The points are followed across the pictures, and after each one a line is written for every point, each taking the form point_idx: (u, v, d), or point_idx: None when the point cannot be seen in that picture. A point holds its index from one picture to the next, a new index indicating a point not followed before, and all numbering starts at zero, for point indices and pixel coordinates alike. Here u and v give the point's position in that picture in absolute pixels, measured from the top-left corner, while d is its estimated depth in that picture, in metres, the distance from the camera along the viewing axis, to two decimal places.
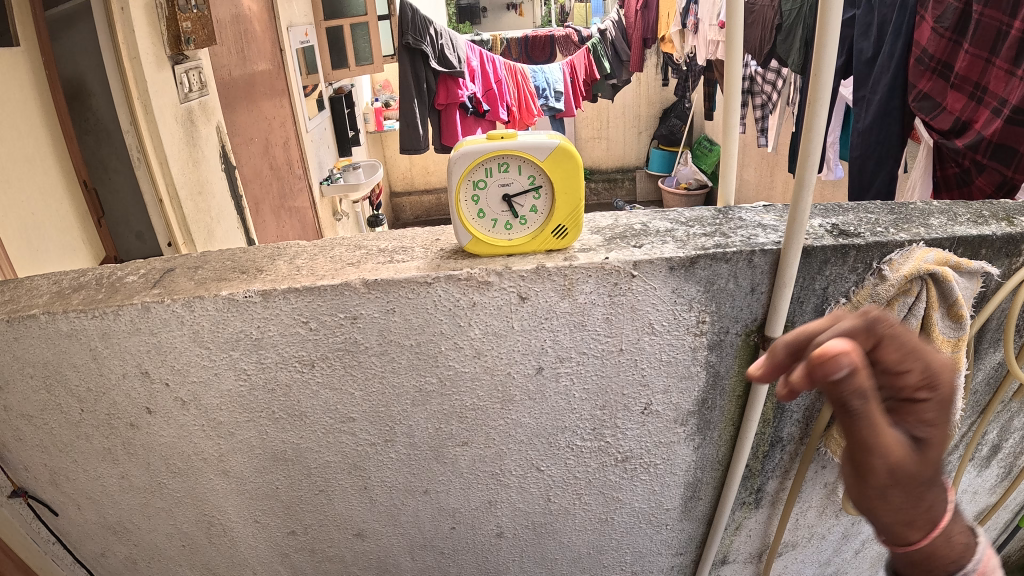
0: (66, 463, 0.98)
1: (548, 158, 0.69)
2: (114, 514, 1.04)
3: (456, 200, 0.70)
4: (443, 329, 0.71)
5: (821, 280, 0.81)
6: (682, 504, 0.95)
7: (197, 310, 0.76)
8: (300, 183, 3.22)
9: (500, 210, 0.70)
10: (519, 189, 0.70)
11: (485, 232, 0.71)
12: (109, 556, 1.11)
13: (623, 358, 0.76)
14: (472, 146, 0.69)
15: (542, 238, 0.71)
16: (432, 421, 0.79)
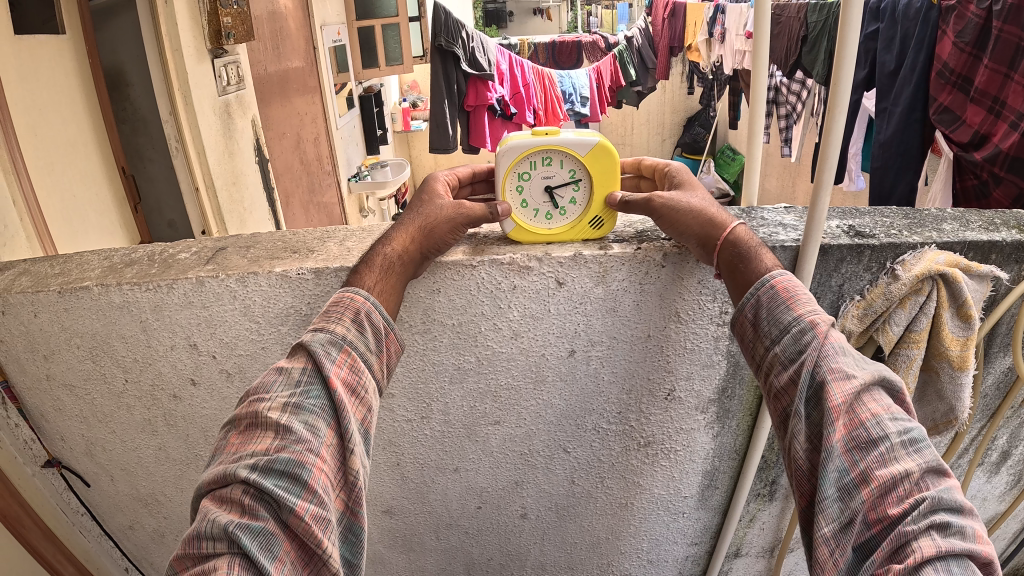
0: (104, 434, 1.04)
1: (589, 154, 0.73)
2: (147, 486, 1.11)
3: (502, 190, 0.75)
4: (483, 310, 0.75)
5: (838, 278, 0.87)
6: (699, 493, 0.98)
7: (250, 286, 0.82)
8: (328, 179, 3.30)
9: (541, 201, 0.75)
10: (560, 181, 0.75)
11: (527, 221, 0.75)
12: (137, 528, 1.19)
13: (651, 345, 0.80)
14: (519, 141, 0.73)
15: (580, 228, 0.75)
16: (467, 399, 0.83)
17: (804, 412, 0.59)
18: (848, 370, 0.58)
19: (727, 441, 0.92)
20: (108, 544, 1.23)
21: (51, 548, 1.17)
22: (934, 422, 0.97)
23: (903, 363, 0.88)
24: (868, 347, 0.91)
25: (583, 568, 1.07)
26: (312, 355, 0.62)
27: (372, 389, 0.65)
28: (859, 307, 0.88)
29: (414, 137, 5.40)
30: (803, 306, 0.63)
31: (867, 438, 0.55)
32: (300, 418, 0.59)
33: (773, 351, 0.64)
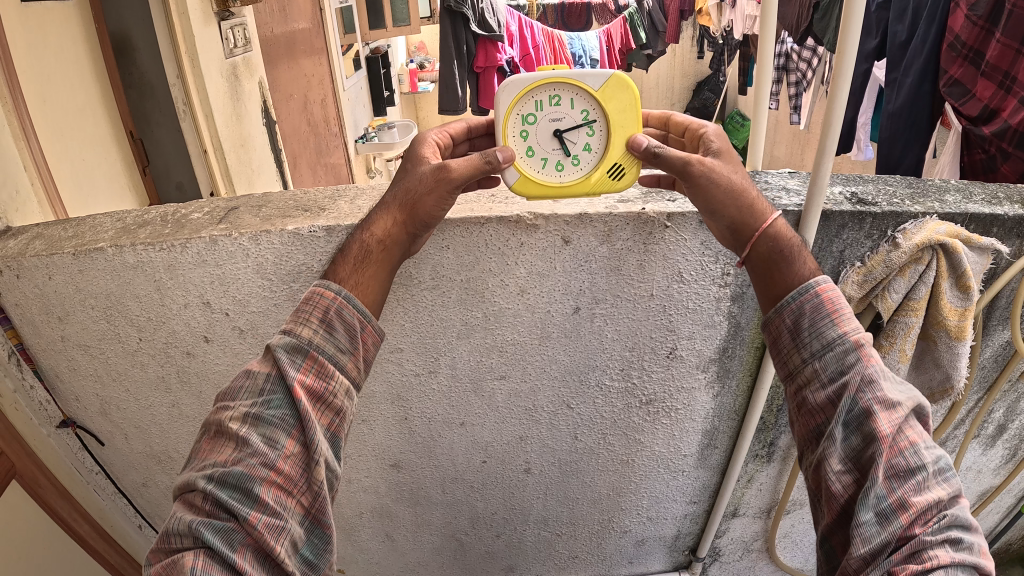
0: (119, 392, 1.07)
1: (602, 88, 0.69)
2: (160, 442, 1.14)
3: (503, 136, 0.70)
4: (491, 268, 0.77)
5: (839, 244, 0.88)
6: (699, 452, 1.01)
7: (263, 244, 0.84)
8: (335, 141, 3.29)
9: (551, 148, 0.71)
10: (571, 124, 0.70)
11: (534, 172, 0.71)
12: (151, 485, 1.23)
13: (653, 304, 0.82)
14: (522, 76, 0.68)
15: (596, 178, 0.71)
16: (475, 355, 0.86)
17: (841, 433, 0.62)
18: (892, 395, 0.62)
19: (727, 400, 0.95)
20: (122, 501, 1.28)
21: (66, 507, 1.20)
22: (930, 390, 1.00)
23: (900, 331, 0.90)
24: (866, 313, 0.93)
25: (584, 522, 1.12)
26: (277, 362, 0.65)
27: (342, 392, 0.66)
28: (860, 274, 0.89)
29: (421, 100, 5.36)
30: (848, 325, 0.66)
31: (906, 466, 0.58)
32: (259, 431, 0.62)
33: (813, 366, 0.67)
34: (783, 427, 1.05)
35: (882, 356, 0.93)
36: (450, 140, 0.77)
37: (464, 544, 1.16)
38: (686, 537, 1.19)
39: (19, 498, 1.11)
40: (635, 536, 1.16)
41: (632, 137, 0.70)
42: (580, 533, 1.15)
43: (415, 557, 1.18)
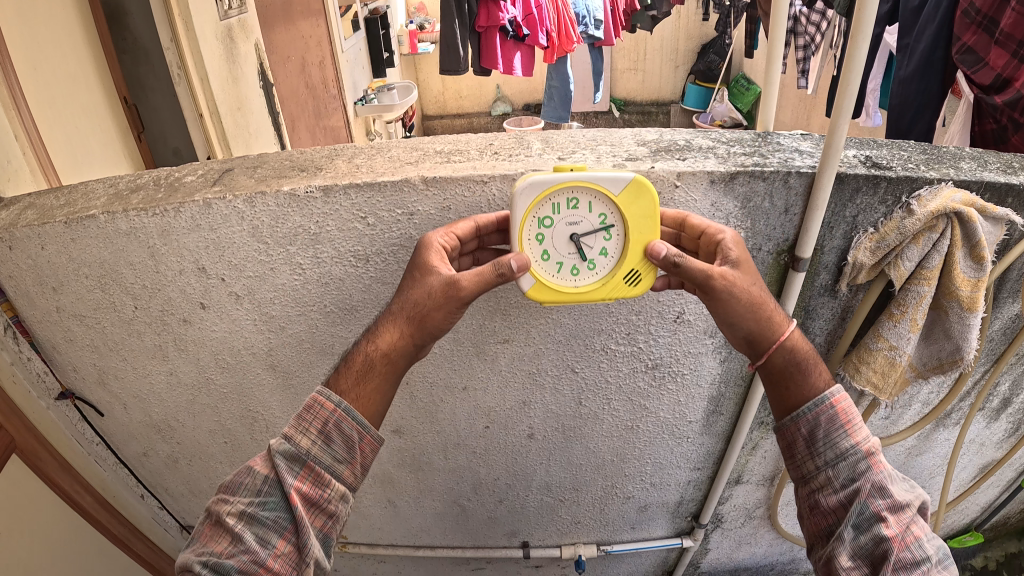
0: (116, 362, 1.05)
1: (623, 194, 0.68)
2: (160, 411, 1.13)
3: (519, 241, 0.69)
4: (494, 228, 0.74)
5: (852, 209, 0.85)
6: (704, 418, 1.00)
7: (258, 206, 0.81)
8: (334, 104, 3.24)
9: (567, 252, 0.70)
10: (588, 229, 0.70)
11: (550, 276, 0.71)
12: (151, 455, 1.24)
13: (661, 266, 0.80)
14: (542, 180, 0.66)
15: (612, 283, 0.72)
16: (478, 318, 0.84)
17: (852, 534, 0.70)
18: (901, 499, 0.70)
19: (734, 366, 0.93)
20: (123, 472, 1.27)
21: (68, 478, 1.17)
22: (940, 361, 0.98)
23: (912, 300, 0.87)
24: (878, 280, 0.90)
25: (588, 488, 1.12)
26: (276, 467, 0.68)
27: (338, 497, 0.70)
28: (872, 241, 0.86)
29: (421, 61, 5.25)
30: (859, 436, 0.75)
31: (912, 560, 0.67)
32: (253, 530, 0.66)
33: (827, 474, 0.75)
34: None
35: (892, 325, 0.91)
36: (457, 243, 0.71)
37: (467, 509, 1.16)
38: (688, 504, 1.20)
39: (20, 473, 1.08)
40: (638, 501, 1.17)
41: (649, 244, 0.69)
42: (583, 499, 1.15)
43: (419, 523, 1.19)
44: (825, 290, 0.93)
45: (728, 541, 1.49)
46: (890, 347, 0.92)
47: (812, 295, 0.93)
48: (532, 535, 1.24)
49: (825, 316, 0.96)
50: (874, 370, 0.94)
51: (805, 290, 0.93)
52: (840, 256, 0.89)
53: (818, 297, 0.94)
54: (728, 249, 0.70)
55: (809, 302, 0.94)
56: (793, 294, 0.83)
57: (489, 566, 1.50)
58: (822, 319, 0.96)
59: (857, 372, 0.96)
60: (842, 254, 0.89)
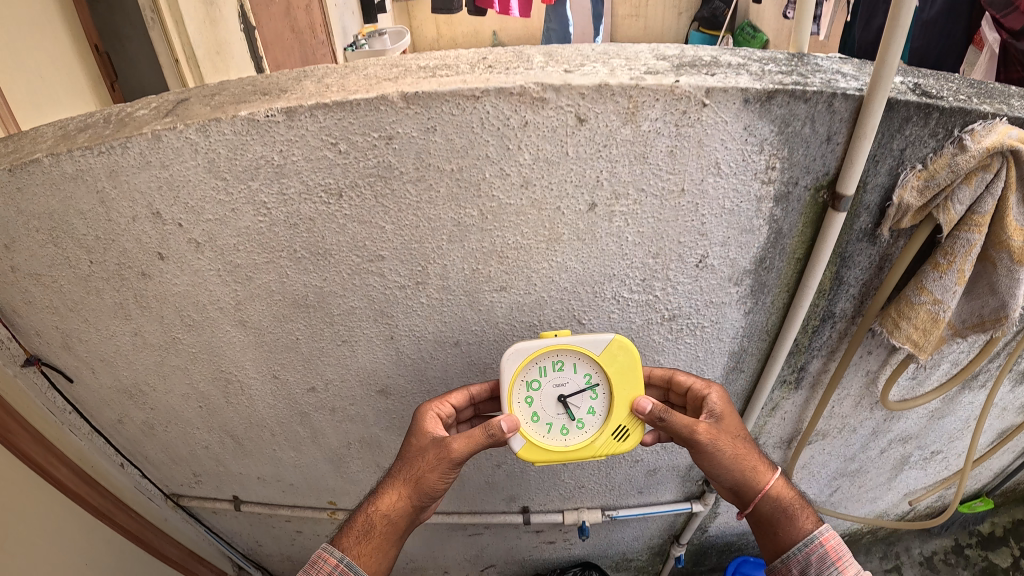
0: (78, 324, 0.94)
1: (603, 352, 0.75)
2: (129, 375, 1.03)
3: (509, 405, 0.75)
4: (488, 153, 0.63)
5: (900, 141, 0.72)
6: (723, 375, 0.94)
7: (213, 135, 0.66)
8: (322, 50, 3.07)
9: (555, 414, 0.77)
10: (574, 389, 0.77)
11: (540, 437, 0.77)
12: (125, 422, 1.16)
13: (684, 201, 0.69)
14: (527, 346, 0.74)
15: (600, 441, 0.78)
16: (468, 261, 0.74)
17: None
18: None
19: (759, 319, 0.85)
20: (99, 441, 1.20)
21: (41, 451, 1.07)
22: (980, 319, 0.89)
23: (961, 249, 0.76)
24: (924, 225, 0.78)
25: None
26: None
27: None
28: (920, 179, 0.74)
29: (414, 6, 4.98)
30: (848, 567, 0.80)
31: None
32: None
33: None
34: (815, 351, 0.97)
35: (937, 276, 0.80)
36: (451, 412, 0.82)
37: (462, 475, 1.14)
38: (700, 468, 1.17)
39: None
40: (646, 466, 1.15)
41: (633, 399, 0.76)
42: (587, 463, 1.11)
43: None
44: (863, 235, 0.81)
45: None
46: (934, 301, 0.81)
47: (848, 241, 0.81)
48: (532, 501, 1.21)
49: (861, 266, 0.84)
50: (915, 325, 0.84)
51: (841, 236, 0.81)
52: (884, 196, 0.77)
53: (856, 243, 0.82)
54: (712, 406, 0.79)
55: (845, 249, 0.82)
56: (831, 238, 0.72)
57: (487, 533, 1.42)
58: (857, 269, 0.85)
59: (896, 329, 0.86)
60: (887, 193, 0.77)
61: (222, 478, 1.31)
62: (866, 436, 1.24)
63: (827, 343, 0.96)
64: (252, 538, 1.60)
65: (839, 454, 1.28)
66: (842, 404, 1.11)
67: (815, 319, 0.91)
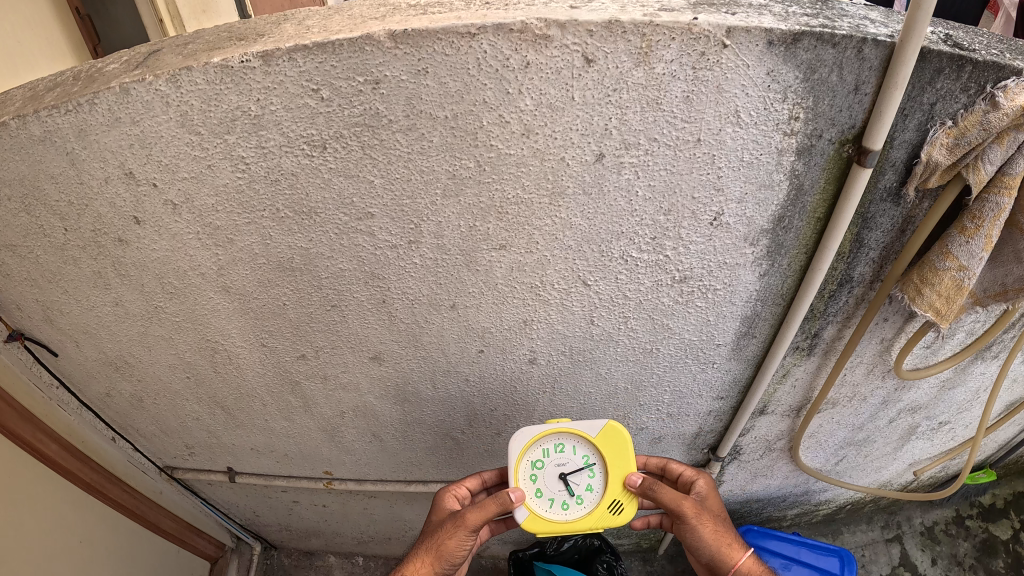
0: (58, 295, 0.89)
1: (599, 434, 0.87)
2: (114, 346, 0.98)
3: (515, 478, 0.87)
4: (486, 98, 0.57)
5: (929, 95, 0.65)
6: (733, 341, 0.90)
7: (185, 86, 0.59)
8: None
9: (557, 490, 0.87)
10: (574, 468, 0.88)
11: (542, 511, 0.87)
12: (115, 395, 1.12)
13: (699, 152, 0.63)
14: (535, 428, 0.87)
15: (597, 515, 0.87)
16: (465, 218, 0.69)
17: None
18: None
19: (774, 282, 0.81)
20: (89, 416, 1.18)
21: (29, 428, 1.07)
22: (1003, 288, 0.84)
23: (989, 213, 0.70)
24: (952, 185, 0.71)
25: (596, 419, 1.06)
26: None
27: None
28: (950, 137, 0.67)
29: None
30: None
31: None
32: None
33: None
34: (830, 317, 0.92)
35: (963, 241, 0.73)
36: (465, 497, 0.99)
37: (460, 442, 1.15)
38: (706, 437, 1.16)
39: None
40: (651, 433, 1.13)
41: (625, 477, 0.87)
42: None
43: (408, 455, 1.20)
44: (887, 194, 0.75)
45: (743, 473, 1.38)
46: (959, 267, 0.75)
47: (871, 201, 0.75)
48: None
49: (883, 228, 0.79)
50: (939, 293, 0.78)
51: (863, 194, 0.75)
52: (911, 153, 0.70)
53: (879, 203, 0.76)
54: (698, 491, 0.95)
55: (867, 209, 0.76)
56: (856, 195, 0.67)
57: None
58: (879, 231, 0.79)
59: (919, 296, 0.80)
60: (914, 149, 0.70)
61: (215, 450, 1.27)
62: (876, 406, 1.20)
63: (842, 309, 0.91)
64: (250, 508, 1.59)
65: (847, 424, 1.24)
66: (854, 372, 1.06)
67: (833, 284, 0.86)
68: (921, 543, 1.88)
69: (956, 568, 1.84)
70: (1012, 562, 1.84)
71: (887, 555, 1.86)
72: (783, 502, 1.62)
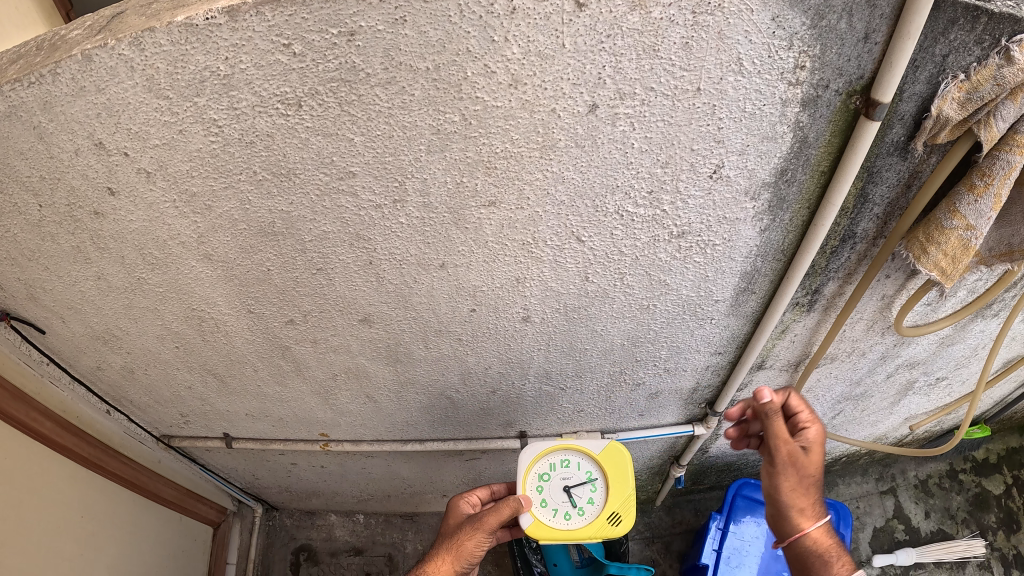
0: (39, 273, 0.85)
1: (601, 451, 1.07)
2: (100, 321, 0.95)
3: (524, 488, 1.05)
4: (469, 47, 0.54)
5: (942, 47, 0.61)
6: (732, 297, 0.88)
7: (149, 50, 0.55)
8: None
9: (561, 500, 1.05)
10: (577, 481, 1.06)
11: (545, 518, 1.03)
12: (105, 368, 1.10)
13: (699, 103, 0.60)
14: (544, 444, 1.08)
15: (598, 523, 1.03)
16: (451, 174, 0.66)
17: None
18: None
19: (775, 237, 0.78)
20: (81, 391, 1.17)
21: (23, 408, 1.05)
22: (1009, 247, 0.82)
23: (999, 171, 0.67)
24: (962, 141, 0.68)
25: (591, 375, 1.05)
26: None
27: None
28: (961, 91, 0.64)
29: None
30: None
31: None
32: None
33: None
34: (832, 273, 0.90)
35: (971, 200, 0.70)
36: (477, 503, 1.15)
37: (456, 402, 1.13)
38: (703, 392, 1.15)
39: None
40: (649, 389, 1.11)
41: (622, 491, 1.05)
42: (586, 387, 1.09)
43: (404, 416, 1.19)
44: (894, 148, 0.72)
45: None
46: (966, 227, 0.72)
47: (877, 155, 0.72)
48: (529, 427, 1.23)
49: (889, 182, 0.76)
50: (944, 252, 0.75)
51: (870, 148, 0.72)
52: (920, 107, 0.67)
53: (885, 158, 0.73)
54: (809, 439, 0.91)
55: (872, 163, 0.73)
56: (862, 149, 0.65)
57: (483, 457, 1.41)
58: (885, 186, 0.76)
59: (923, 255, 0.77)
60: (924, 103, 0.66)
61: (210, 417, 1.25)
62: (874, 361, 1.19)
63: (844, 266, 0.89)
64: (249, 471, 1.58)
65: (845, 378, 1.23)
66: (853, 329, 1.05)
67: (835, 240, 0.83)
68: (916, 496, 1.90)
69: (948, 521, 1.87)
70: (1003, 517, 1.87)
71: (881, 508, 1.89)
72: None
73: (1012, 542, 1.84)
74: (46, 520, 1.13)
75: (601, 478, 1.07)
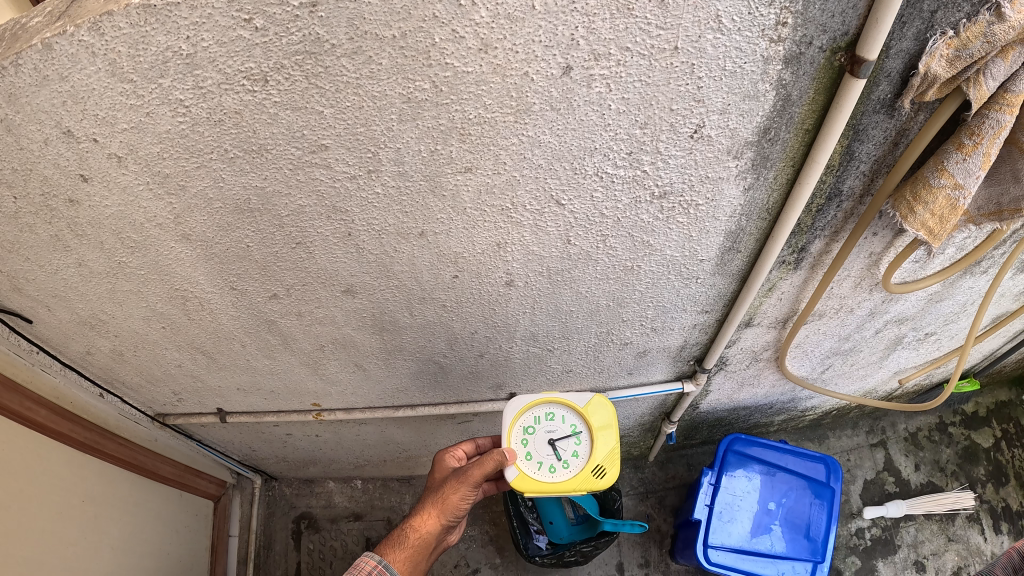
0: (20, 264, 0.85)
1: (584, 405, 1.08)
2: (85, 307, 0.95)
3: (508, 441, 1.07)
4: (436, 13, 0.53)
5: (930, 2, 0.60)
6: (718, 256, 0.88)
7: (110, 34, 0.54)
8: None
9: (545, 454, 1.06)
10: (563, 435, 1.07)
11: (530, 472, 1.04)
12: (95, 353, 1.09)
13: (677, 63, 0.59)
14: (527, 397, 1.09)
15: (581, 475, 1.04)
16: (425, 142, 0.65)
17: None
18: None
19: (759, 196, 0.78)
20: (73, 376, 1.16)
21: (16, 399, 1.05)
22: (998, 208, 0.82)
23: (989, 130, 0.67)
24: (952, 99, 0.68)
25: (579, 336, 1.06)
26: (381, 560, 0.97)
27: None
28: (950, 48, 0.62)
29: None
30: None
31: None
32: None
33: None
34: (818, 231, 0.90)
35: (960, 159, 0.70)
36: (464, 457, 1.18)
37: (445, 367, 1.14)
38: (692, 350, 1.16)
39: None
40: (636, 348, 1.12)
41: (604, 443, 1.06)
42: (574, 348, 1.10)
43: (394, 383, 1.20)
44: (881, 105, 0.71)
45: (730, 384, 1.40)
46: (954, 185, 0.72)
47: (864, 113, 0.71)
48: (518, 388, 1.24)
49: (876, 140, 0.75)
50: (931, 211, 0.76)
51: (856, 106, 0.71)
52: (908, 64, 0.66)
53: (872, 116, 0.72)
54: None
55: (858, 121, 0.72)
56: (846, 106, 0.64)
57: (475, 420, 1.43)
58: (871, 144, 0.76)
59: (910, 214, 0.78)
60: (912, 60, 0.65)
61: (203, 393, 1.25)
62: (862, 317, 1.20)
63: (831, 223, 0.89)
64: (246, 444, 1.59)
65: (832, 335, 1.24)
66: (842, 286, 1.05)
67: (821, 199, 0.83)
68: (905, 448, 1.94)
69: (938, 473, 1.91)
70: (992, 470, 1.91)
71: (872, 461, 1.92)
72: (771, 410, 1.64)
73: (1001, 494, 1.88)
74: (49, 506, 1.14)
75: (586, 431, 1.08)
